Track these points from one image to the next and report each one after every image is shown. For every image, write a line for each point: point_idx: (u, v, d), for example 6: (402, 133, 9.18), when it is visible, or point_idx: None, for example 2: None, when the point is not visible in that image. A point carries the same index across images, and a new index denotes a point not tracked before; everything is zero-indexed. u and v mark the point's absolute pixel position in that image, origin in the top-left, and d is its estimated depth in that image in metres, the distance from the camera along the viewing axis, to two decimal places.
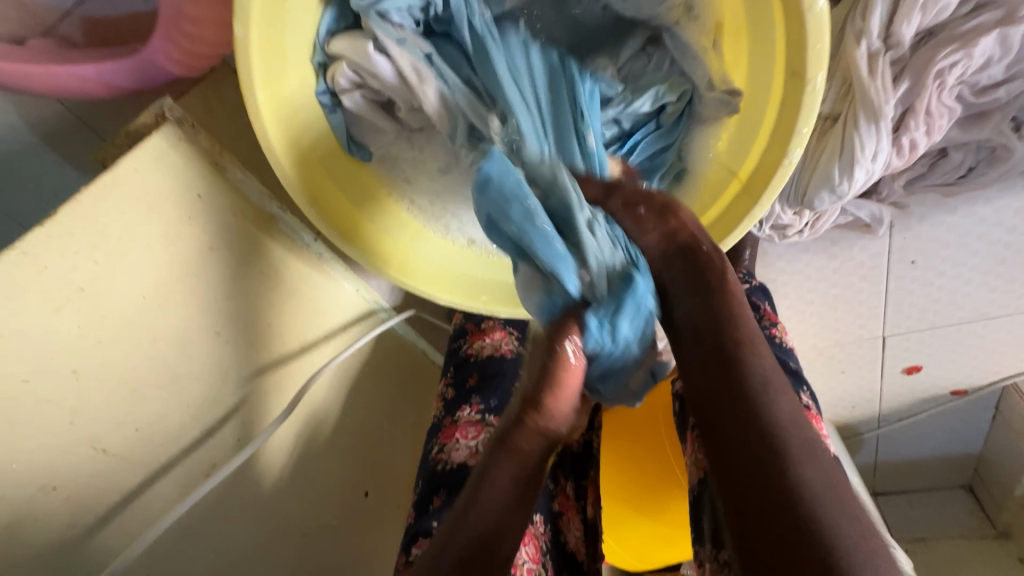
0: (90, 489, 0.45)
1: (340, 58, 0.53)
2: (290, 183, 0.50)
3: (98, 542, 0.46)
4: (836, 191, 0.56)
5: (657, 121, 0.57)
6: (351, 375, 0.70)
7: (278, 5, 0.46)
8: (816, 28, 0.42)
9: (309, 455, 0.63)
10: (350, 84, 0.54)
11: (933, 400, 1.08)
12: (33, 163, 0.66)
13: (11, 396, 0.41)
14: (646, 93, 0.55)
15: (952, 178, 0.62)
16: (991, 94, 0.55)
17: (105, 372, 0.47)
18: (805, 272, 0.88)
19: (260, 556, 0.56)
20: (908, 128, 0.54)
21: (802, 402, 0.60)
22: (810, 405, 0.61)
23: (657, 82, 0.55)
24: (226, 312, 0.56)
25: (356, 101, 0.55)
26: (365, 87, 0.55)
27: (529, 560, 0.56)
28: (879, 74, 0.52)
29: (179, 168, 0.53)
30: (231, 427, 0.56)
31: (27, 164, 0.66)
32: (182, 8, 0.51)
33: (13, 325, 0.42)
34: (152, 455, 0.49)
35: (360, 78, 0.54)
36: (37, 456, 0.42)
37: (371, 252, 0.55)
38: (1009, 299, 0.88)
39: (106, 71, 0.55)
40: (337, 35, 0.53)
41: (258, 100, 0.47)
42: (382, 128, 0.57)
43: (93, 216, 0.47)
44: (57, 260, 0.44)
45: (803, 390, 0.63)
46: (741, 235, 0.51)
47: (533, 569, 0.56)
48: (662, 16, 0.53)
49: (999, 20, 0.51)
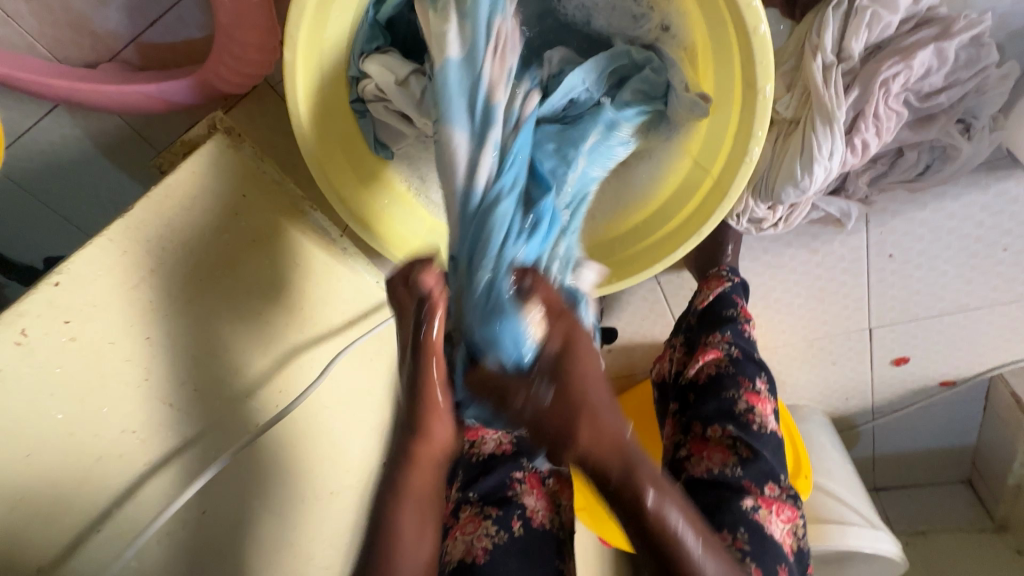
0: (161, 436, 0.53)
1: (370, 75, 0.61)
2: (322, 180, 0.60)
3: (163, 482, 0.53)
4: (799, 186, 0.63)
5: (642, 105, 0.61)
6: (374, 356, 0.78)
7: (318, 31, 0.56)
8: (762, 47, 0.50)
9: (337, 423, 0.71)
10: (375, 94, 0.62)
11: (923, 391, 1.12)
12: (95, 171, 0.75)
13: (101, 356, 0.50)
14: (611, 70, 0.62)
15: (911, 175, 0.70)
16: (934, 99, 0.62)
17: (171, 338, 0.55)
18: (791, 265, 0.95)
19: (296, 507, 0.64)
20: (859, 130, 0.61)
21: (751, 386, 0.72)
22: (756, 388, 0.73)
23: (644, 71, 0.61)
24: (268, 295, 0.65)
25: (380, 107, 0.63)
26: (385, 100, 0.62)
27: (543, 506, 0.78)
28: (832, 83, 0.60)
29: (228, 172, 0.62)
30: (273, 392, 0.64)
31: (90, 172, 0.75)
32: (235, 36, 0.60)
33: (101, 296, 0.50)
34: (206, 414, 0.57)
35: (382, 94, 0.62)
36: (122, 405, 0.51)
37: (390, 241, 0.64)
38: (986, 290, 0.93)
39: (167, 90, 0.64)
40: (367, 54, 0.62)
41: (300, 111, 0.57)
42: (402, 131, 0.65)
43: (160, 211, 0.55)
44: (134, 246, 0.53)
45: (761, 375, 0.75)
46: (717, 222, 0.59)
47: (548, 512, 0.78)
48: (644, 36, 0.62)
49: (936, 36, 0.59)
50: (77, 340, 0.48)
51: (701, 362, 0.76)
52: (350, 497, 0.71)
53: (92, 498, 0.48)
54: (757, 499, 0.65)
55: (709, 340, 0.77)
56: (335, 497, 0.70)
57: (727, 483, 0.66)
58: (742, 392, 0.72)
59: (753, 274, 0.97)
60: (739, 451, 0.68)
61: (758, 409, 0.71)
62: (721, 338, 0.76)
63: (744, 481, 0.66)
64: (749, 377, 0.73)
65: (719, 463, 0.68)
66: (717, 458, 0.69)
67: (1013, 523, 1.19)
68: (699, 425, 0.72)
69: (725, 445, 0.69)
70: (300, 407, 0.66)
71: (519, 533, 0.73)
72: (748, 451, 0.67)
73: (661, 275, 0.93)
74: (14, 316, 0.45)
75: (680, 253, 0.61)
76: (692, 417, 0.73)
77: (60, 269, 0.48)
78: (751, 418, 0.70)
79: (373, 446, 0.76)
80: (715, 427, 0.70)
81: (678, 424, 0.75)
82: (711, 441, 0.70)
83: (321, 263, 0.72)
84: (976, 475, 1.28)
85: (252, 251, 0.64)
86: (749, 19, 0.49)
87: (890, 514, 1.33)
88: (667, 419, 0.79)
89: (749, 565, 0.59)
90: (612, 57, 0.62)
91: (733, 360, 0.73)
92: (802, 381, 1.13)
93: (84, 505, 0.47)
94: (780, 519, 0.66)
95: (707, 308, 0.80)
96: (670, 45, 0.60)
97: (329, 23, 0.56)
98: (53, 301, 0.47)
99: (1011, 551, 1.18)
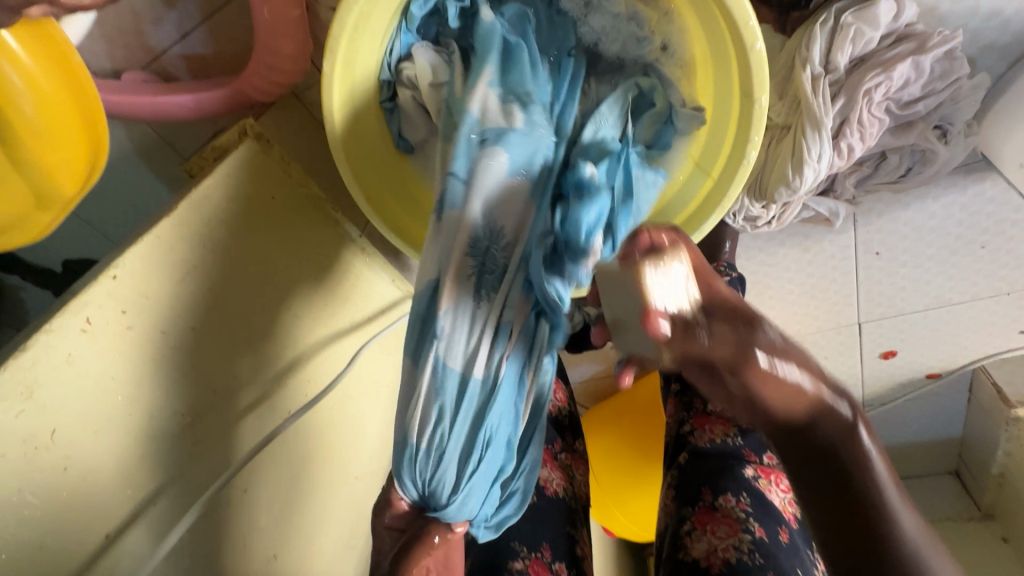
0: (205, 419, 0.57)
1: (404, 72, 0.67)
2: (342, 167, 0.64)
3: (203, 464, 0.56)
4: (790, 186, 0.69)
5: (644, 140, 0.69)
6: (390, 350, 0.82)
7: (355, 42, 0.60)
8: (758, 61, 0.55)
9: (361, 411, 0.75)
10: (405, 87, 0.68)
11: (910, 384, 1.16)
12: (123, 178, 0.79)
13: (152, 344, 0.53)
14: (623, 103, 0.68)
15: (895, 177, 0.76)
16: (913, 108, 0.69)
17: (212, 328, 0.59)
18: (785, 264, 1.00)
19: (324, 490, 0.68)
20: (845, 135, 0.67)
21: None
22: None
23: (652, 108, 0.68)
24: (296, 290, 0.69)
25: (409, 98, 0.68)
26: (416, 92, 0.68)
27: (556, 478, 0.80)
28: (820, 93, 0.65)
29: (260, 175, 0.66)
30: (304, 381, 0.68)
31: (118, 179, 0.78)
32: (271, 49, 0.65)
33: (151, 289, 0.54)
34: (243, 400, 0.61)
35: (414, 85, 0.67)
36: (171, 389, 0.54)
37: (397, 227, 0.68)
38: (967, 286, 0.98)
39: (201, 99, 0.68)
40: (404, 56, 0.68)
41: (334, 118, 0.62)
42: (418, 125, 0.69)
43: (202, 211, 0.59)
44: (179, 244, 0.57)
45: None
46: (715, 221, 0.64)
47: (562, 484, 0.80)
48: (645, 56, 0.67)
49: (913, 50, 0.65)
50: (133, 328, 0.52)
51: None
52: (372, 482, 0.75)
53: (145, 475, 0.52)
54: (756, 467, 0.70)
55: None
56: (359, 482, 0.73)
57: (729, 452, 0.71)
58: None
59: (748, 271, 1.02)
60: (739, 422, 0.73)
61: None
62: None
63: (744, 450, 0.71)
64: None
65: (721, 433, 0.73)
66: (719, 430, 0.73)
67: (1000, 513, 1.22)
68: (701, 401, 0.77)
69: (726, 418, 0.74)
70: (326, 398, 0.70)
71: (533, 501, 0.76)
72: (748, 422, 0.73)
73: None
74: (78, 306, 0.48)
75: None
76: (693, 394, 0.79)
77: (116, 263, 0.51)
78: None
79: (394, 435, 0.81)
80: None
81: (680, 404, 0.80)
82: (713, 415, 0.75)
83: (343, 261, 0.77)
84: (962, 465, 1.31)
85: (279, 249, 0.68)
86: (746, 37, 0.54)
87: None
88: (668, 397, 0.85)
89: (752, 525, 0.64)
90: (624, 92, 0.68)
91: None
92: None
93: (139, 482, 0.51)
94: (778, 487, 0.70)
95: None
96: (670, 64, 0.66)
97: (366, 33, 0.61)
98: (112, 292, 0.51)
99: (998, 538, 1.21)
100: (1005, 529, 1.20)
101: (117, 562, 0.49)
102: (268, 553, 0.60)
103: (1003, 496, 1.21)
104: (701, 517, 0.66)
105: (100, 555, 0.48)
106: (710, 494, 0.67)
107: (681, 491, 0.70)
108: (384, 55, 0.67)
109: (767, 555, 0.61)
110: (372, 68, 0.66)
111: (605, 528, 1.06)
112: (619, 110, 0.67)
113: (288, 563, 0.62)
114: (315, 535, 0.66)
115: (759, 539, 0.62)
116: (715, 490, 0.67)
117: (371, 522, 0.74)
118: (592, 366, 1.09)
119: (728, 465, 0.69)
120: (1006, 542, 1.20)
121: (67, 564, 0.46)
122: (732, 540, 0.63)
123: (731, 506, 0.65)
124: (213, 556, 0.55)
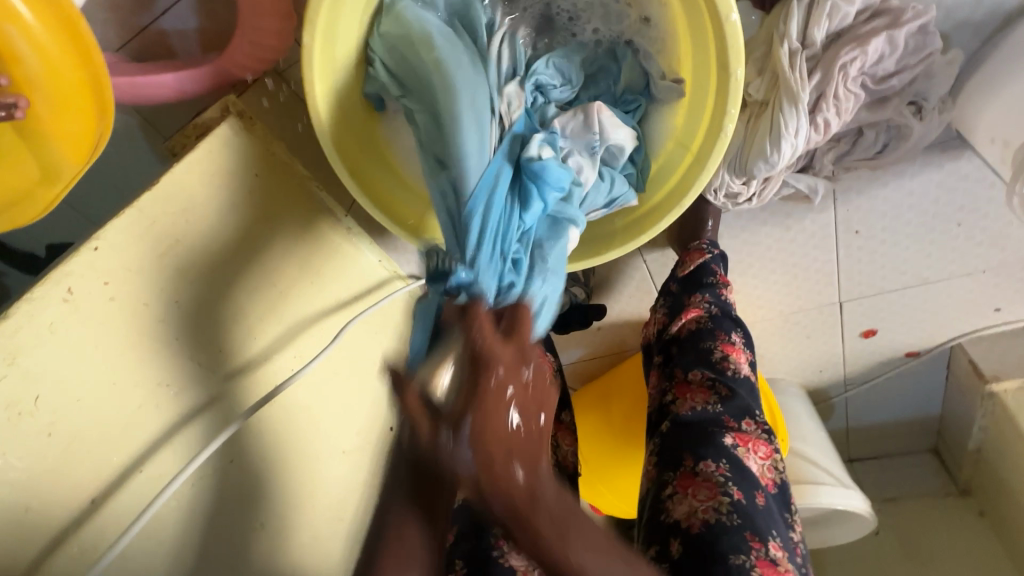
0: (190, 391, 0.58)
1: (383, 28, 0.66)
2: (322, 130, 0.63)
3: (183, 438, 0.56)
4: (769, 161, 0.71)
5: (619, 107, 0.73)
6: (376, 327, 0.82)
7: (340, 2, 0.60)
8: (733, 33, 0.57)
9: (347, 385, 0.76)
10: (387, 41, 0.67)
11: (889, 363, 1.19)
12: None
13: (137, 315, 0.54)
14: (581, 67, 0.74)
15: (871, 152, 0.78)
16: (887, 83, 0.71)
17: (196, 303, 0.59)
18: (766, 243, 1.01)
19: (310, 464, 0.69)
20: (822, 110, 0.69)
21: (727, 338, 0.80)
22: (732, 340, 0.80)
23: (620, 71, 0.73)
24: (280, 268, 0.69)
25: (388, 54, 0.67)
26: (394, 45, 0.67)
27: None
28: (797, 68, 0.67)
29: (243, 152, 0.66)
30: (289, 357, 0.68)
31: None
32: (253, 22, 0.65)
33: (134, 261, 0.54)
34: (227, 374, 0.61)
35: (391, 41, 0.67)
36: (152, 363, 0.55)
37: (377, 201, 0.67)
38: (945, 264, 1.00)
39: (183, 78, 0.66)
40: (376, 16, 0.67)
41: (313, 80, 0.61)
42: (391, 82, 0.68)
43: (183, 184, 0.59)
44: (160, 218, 0.57)
45: (736, 331, 0.82)
46: (694, 195, 0.65)
47: None
48: (625, 30, 0.70)
49: (888, 25, 0.67)
50: (116, 299, 0.52)
51: (683, 320, 0.83)
52: (359, 456, 0.76)
53: (131, 445, 0.52)
54: (734, 436, 0.71)
55: (690, 300, 0.85)
56: (347, 456, 0.74)
57: (710, 420, 0.72)
58: (718, 342, 0.79)
59: (731, 251, 1.03)
60: (719, 390, 0.75)
61: (733, 357, 0.79)
62: (701, 298, 0.83)
63: (724, 416, 0.72)
64: (726, 331, 0.81)
65: (701, 401, 0.75)
66: (699, 398, 0.75)
67: (976, 488, 1.25)
68: (682, 372, 0.79)
69: (705, 387, 0.76)
70: (311, 373, 0.70)
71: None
72: (726, 389, 0.75)
73: (648, 253, 1.00)
74: (60, 277, 0.49)
75: (664, 225, 0.67)
76: (674, 365, 0.81)
77: (98, 236, 0.52)
78: (726, 364, 0.77)
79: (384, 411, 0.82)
80: (695, 372, 0.77)
81: (662, 375, 0.83)
82: (693, 384, 0.76)
83: (328, 241, 0.77)
84: (943, 444, 1.33)
85: (263, 228, 0.68)
86: (721, 9, 0.56)
87: (864, 483, 1.37)
88: (651, 370, 0.87)
89: (731, 488, 0.65)
90: (595, 53, 0.74)
91: (711, 317, 0.81)
92: (779, 356, 1.20)
93: (125, 448, 0.52)
94: (757, 455, 0.72)
95: (687, 275, 0.87)
96: (650, 36, 0.68)
97: (347, 5, 0.62)
98: (92, 263, 0.51)
99: (976, 513, 1.24)
100: (981, 504, 1.23)
101: (102, 528, 0.49)
102: (254, 523, 0.61)
103: (979, 473, 1.23)
104: (682, 482, 0.68)
105: (85, 520, 0.49)
106: (691, 460, 0.69)
107: (664, 456, 0.72)
108: (366, 13, 0.66)
109: (745, 516, 0.64)
110: (354, 29, 0.65)
111: (592, 507, 1.06)
112: (584, 69, 0.74)
113: (273, 534, 0.63)
114: (301, 505, 0.67)
115: (737, 501, 0.65)
116: (696, 456, 0.69)
117: (358, 497, 0.75)
118: (582, 349, 1.13)
119: (709, 432, 0.71)
120: (983, 516, 1.23)
121: (48, 528, 0.46)
122: (712, 502, 0.65)
123: (711, 471, 0.67)
124: (196, 524, 0.56)
